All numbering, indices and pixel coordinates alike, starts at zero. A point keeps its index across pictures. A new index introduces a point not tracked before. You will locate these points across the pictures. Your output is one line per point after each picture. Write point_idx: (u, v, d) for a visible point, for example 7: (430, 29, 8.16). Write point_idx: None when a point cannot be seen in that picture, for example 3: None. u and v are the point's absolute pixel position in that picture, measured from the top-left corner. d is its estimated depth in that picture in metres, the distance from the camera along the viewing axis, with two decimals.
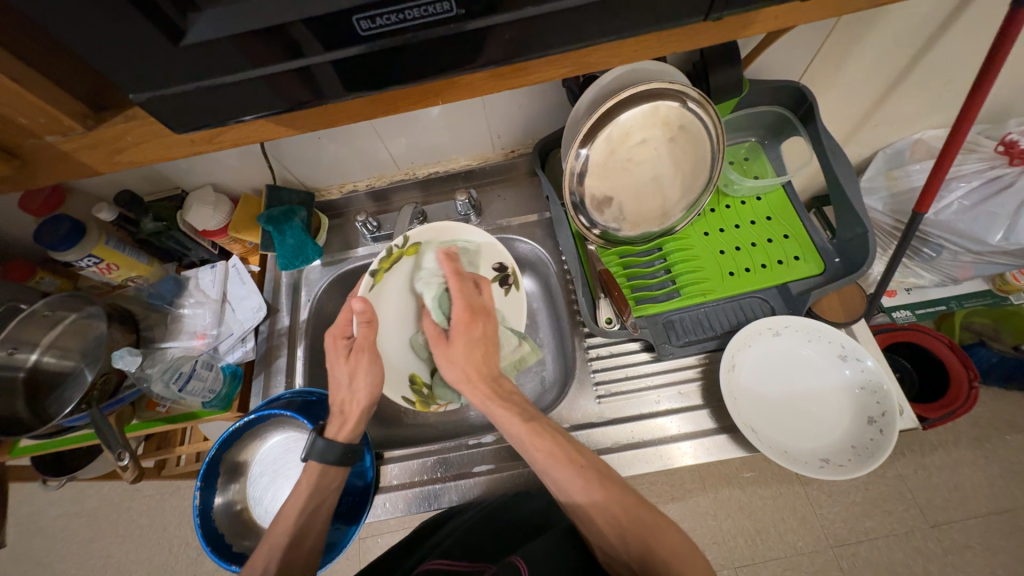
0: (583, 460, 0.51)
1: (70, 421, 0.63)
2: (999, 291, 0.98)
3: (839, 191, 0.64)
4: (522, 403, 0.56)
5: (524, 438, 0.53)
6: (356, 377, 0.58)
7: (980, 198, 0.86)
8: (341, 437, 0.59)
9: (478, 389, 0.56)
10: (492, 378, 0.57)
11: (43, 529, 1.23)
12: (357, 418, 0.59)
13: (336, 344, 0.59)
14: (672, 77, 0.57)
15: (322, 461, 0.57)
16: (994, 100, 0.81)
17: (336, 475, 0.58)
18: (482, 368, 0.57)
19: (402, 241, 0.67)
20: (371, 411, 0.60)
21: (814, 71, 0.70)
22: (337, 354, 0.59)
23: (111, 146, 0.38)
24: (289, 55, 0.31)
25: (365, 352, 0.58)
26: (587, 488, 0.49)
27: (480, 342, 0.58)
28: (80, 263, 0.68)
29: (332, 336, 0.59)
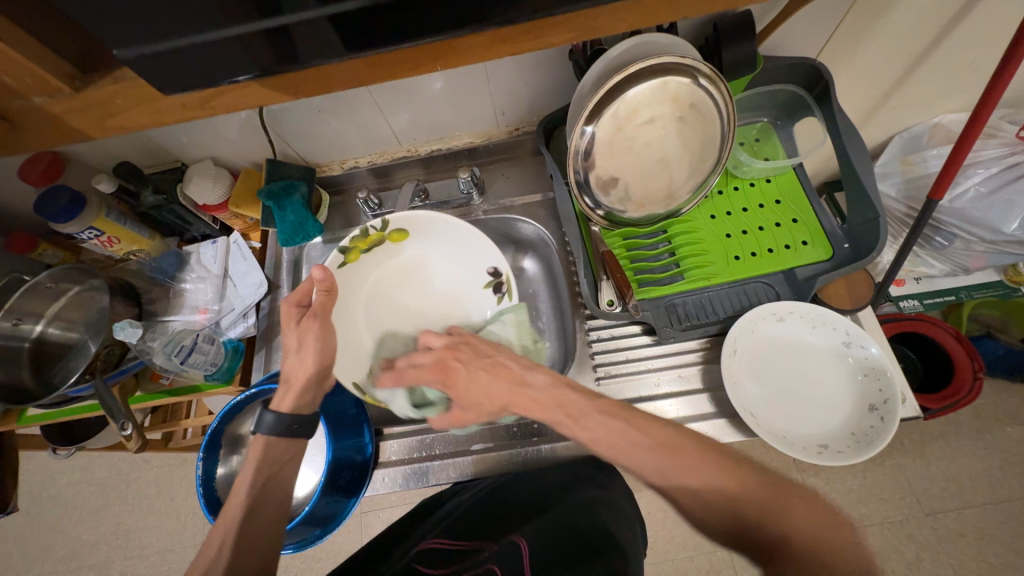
0: (651, 439, 0.46)
1: (75, 391, 0.64)
2: (1010, 282, 0.96)
3: (852, 174, 0.62)
4: (567, 400, 0.52)
5: (580, 438, 0.50)
6: (304, 342, 0.59)
7: (998, 186, 0.84)
8: (285, 406, 0.58)
9: (519, 400, 0.54)
10: (523, 384, 0.55)
11: (55, 496, 1.26)
12: (304, 388, 0.59)
13: (289, 310, 0.60)
14: (683, 51, 0.55)
15: (272, 433, 0.55)
16: (1019, 82, 0.78)
17: (286, 446, 0.56)
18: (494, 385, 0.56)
19: (379, 225, 0.68)
20: (318, 384, 0.61)
21: (832, 48, 0.67)
22: (290, 320, 0.61)
23: (100, 109, 0.37)
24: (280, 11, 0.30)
25: (318, 319, 0.60)
26: (662, 469, 0.44)
27: (478, 369, 0.58)
28: (81, 235, 0.67)
29: (287, 304, 0.61)
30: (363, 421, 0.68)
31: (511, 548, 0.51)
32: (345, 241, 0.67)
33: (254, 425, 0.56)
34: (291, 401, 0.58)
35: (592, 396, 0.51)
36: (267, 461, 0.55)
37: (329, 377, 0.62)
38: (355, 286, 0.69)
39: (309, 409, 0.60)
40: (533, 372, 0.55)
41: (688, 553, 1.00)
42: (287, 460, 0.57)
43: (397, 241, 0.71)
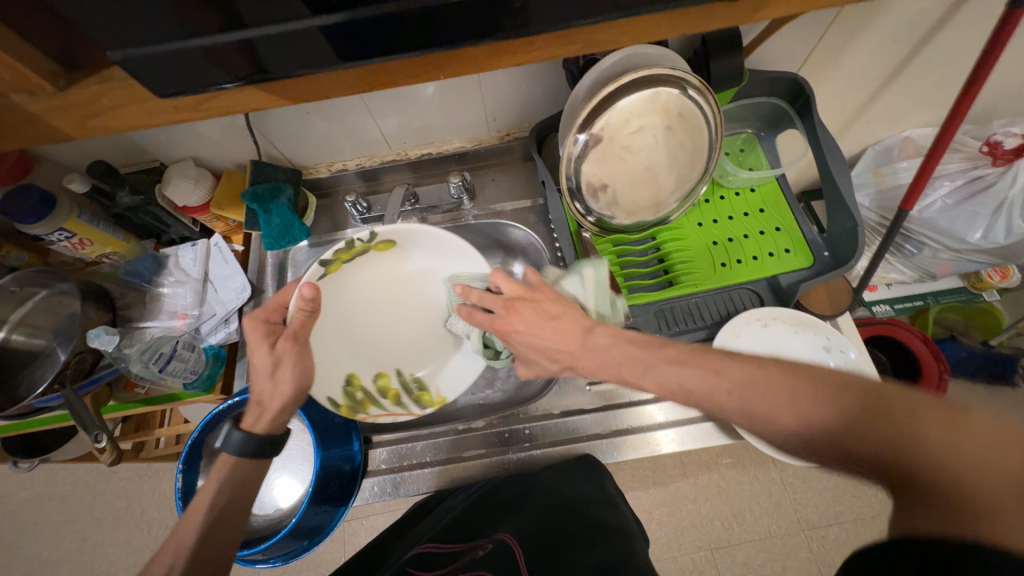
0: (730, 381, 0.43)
1: (42, 402, 0.61)
2: (974, 288, 1.03)
3: (831, 186, 0.64)
4: (632, 359, 0.48)
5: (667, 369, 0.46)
6: (279, 365, 0.54)
7: (963, 197, 0.88)
8: (260, 427, 0.54)
9: (585, 361, 0.51)
10: (587, 345, 0.50)
11: (15, 511, 1.19)
12: (276, 411, 0.54)
13: (256, 326, 0.55)
14: (673, 62, 0.56)
15: (239, 455, 0.52)
16: (982, 100, 0.83)
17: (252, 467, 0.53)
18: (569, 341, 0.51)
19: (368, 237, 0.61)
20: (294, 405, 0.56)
21: (811, 65, 0.70)
22: (259, 337, 0.54)
23: (83, 109, 0.35)
24: (278, 15, 0.30)
25: (295, 341, 0.54)
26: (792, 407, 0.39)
27: (542, 318, 0.52)
28: (50, 237, 0.64)
29: (254, 320, 0.56)
30: (352, 429, 0.66)
31: (503, 546, 0.52)
32: (327, 253, 0.60)
33: (222, 443, 0.53)
34: (265, 424, 0.54)
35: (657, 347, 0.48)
36: (234, 478, 0.52)
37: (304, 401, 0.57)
38: (332, 298, 0.64)
39: (282, 431, 0.55)
40: (593, 333, 0.51)
41: (673, 554, 1.01)
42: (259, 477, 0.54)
43: (383, 250, 0.65)
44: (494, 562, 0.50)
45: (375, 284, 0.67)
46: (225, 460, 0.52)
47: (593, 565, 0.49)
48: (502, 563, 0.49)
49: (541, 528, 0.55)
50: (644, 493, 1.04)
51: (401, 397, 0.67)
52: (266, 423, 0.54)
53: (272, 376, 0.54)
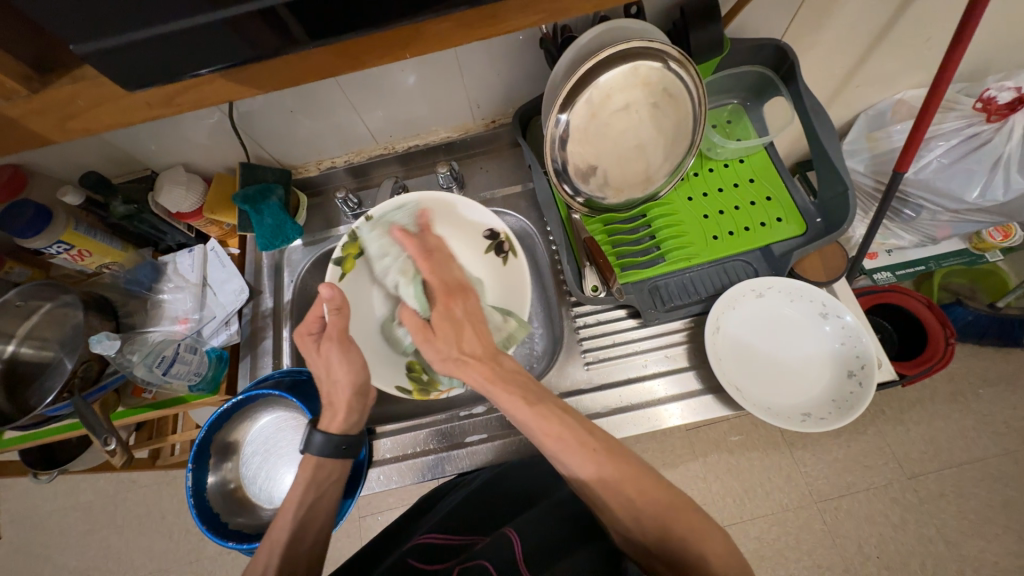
0: (598, 443, 0.48)
1: (53, 410, 0.62)
2: (976, 249, 1.02)
3: (820, 152, 0.64)
4: (529, 388, 0.51)
5: (531, 423, 0.48)
6: (331, 367, 0.58)
7: (959, 156, 0.86)
8: (335, 428, 0.60)
9: (483, 368, 0.52)
10: (495, 358, 0.53)
11: (40, 524, 1.23)
12: (348, 408, 0.60)
13: (303, 341, 0.59)
14: (652, 36, 0.55)
15: (322, 455, 0.58)
16: (975, 56, 0.81)
17: (331, 468, 0.58)
18: (472, 347, 0.54)
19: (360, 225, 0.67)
20: (360, 400, 0.61)
21: (795, 30, 0.69)
22: (309, 350, 0.60)
23: (60, 111, 0.36)
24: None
25: (333, 342, 0.58)
26: (598, 470, 0.46)
27: (463, 324, 0.55)
28: (49, 250, 0.65)
29: (299, 335, 0.59)
30: None
31: (502, 537, 0.50)
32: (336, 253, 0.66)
33: (304, 447, 0.58)
34: (340, 422, 0.59)
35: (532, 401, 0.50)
36: (314, 483, 0.57)
37: (368, 393, 0.61)
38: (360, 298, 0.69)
39: (355, 429, 0.61)
40: (504, 357, 0.54)
41: None
42: (335, 481, 0.59)
43: None
44: (491, 550, 0.48)
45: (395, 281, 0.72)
46: (306, 462, 0.58)
47: (596, 558, 0.44)
48: (500, 551, 0.47)
49: (551, 527, 0.50)
50: None
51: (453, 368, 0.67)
52: (343, 421, 0.60)
53: (331, 378, 0.59)
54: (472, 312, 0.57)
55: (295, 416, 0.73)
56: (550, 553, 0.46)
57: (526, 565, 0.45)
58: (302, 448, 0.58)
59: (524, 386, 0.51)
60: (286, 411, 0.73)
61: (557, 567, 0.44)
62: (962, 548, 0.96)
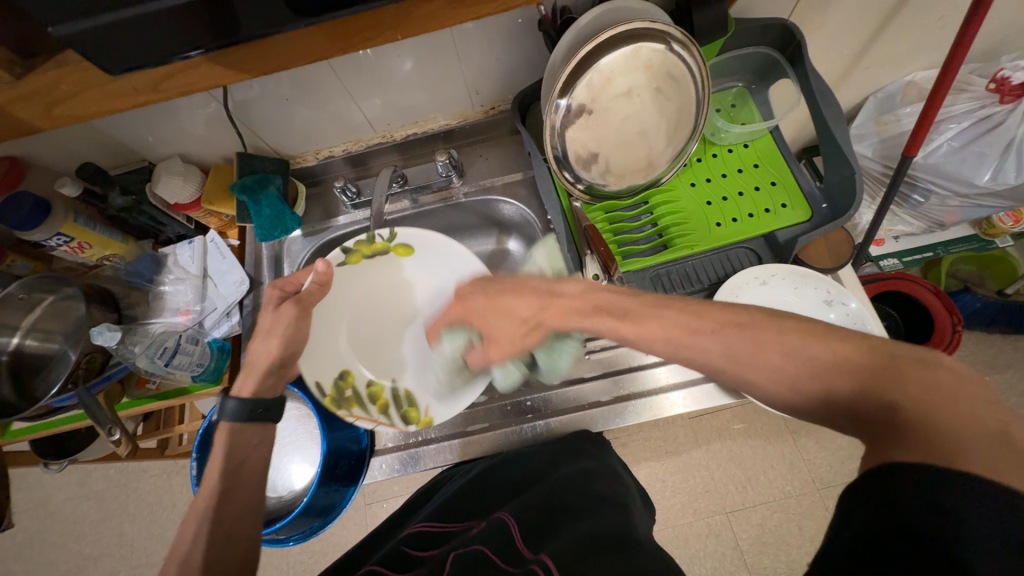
0: (714, 322, 0.42)
1: (59, 401, 0.63)
2: (985, 236, 1.03)
3: (827, 135, 0.62)
4: (606, 304, 0.49)
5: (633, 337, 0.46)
6: (273, 328, 0.59)
7: (970, 138, 0.84)
8: (245, 391, 0.57)
9: (554, 308, 0.51)
10: (555, 293, 0.52)
11: (54, 512, 1.25)
12: (263, 374, 0.58)
13: (271, 293, 0.60)
14: (654, 17, 0.54)
15: (236, 420, 0.54)
16: (988, 35, 0.78)
17: (253, 433, 0.55)
18: (520, 309, 0.53)
19: (387, 236, 0.70)
20: (279, 373, 0.60)
21: (803, 10, 0.66)
22: (269, 303, 0.60)
23: (46, 97, 0.35)
24: None
25: (296, 306, 0.60)
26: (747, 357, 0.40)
27: (498, 299, 0.54)
28: (49, 243, 0.65)
29: (273, 286, 0.60)
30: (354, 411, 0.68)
31: (499, 521, 0.50)
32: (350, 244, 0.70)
33: (217, 415, 0.55)
34: (251, 387, 0.57)
35: (634, 296, 0.48)
36: (236, 446, 0.54)
37: (289, 368, 0.61)
38: (343, 291, 0.71)
39: (271, 393, 0.59)
40: (563, 282, 0.53)
41: (688, 519, 1.02)
42: (261, 444, 0.56)
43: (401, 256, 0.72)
44: (487, 535, 0.47)
45: (384, 293, 0.75)
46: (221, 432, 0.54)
47: (590, 533, 0.46)
48: (496, 536, 0.47)
49: (544, 508, 0.51)
50: (655, 462, 1.06)
51: (388, 407, 0.68)
52: (259, 387, 0.58)
53: (266, 340, 0.59)
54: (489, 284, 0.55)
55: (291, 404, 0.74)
56: (548, 541, 0.46)
57: (523, 545, 0.46)
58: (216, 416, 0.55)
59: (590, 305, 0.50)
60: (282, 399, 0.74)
61: (554, 546, 0.44)
62: None
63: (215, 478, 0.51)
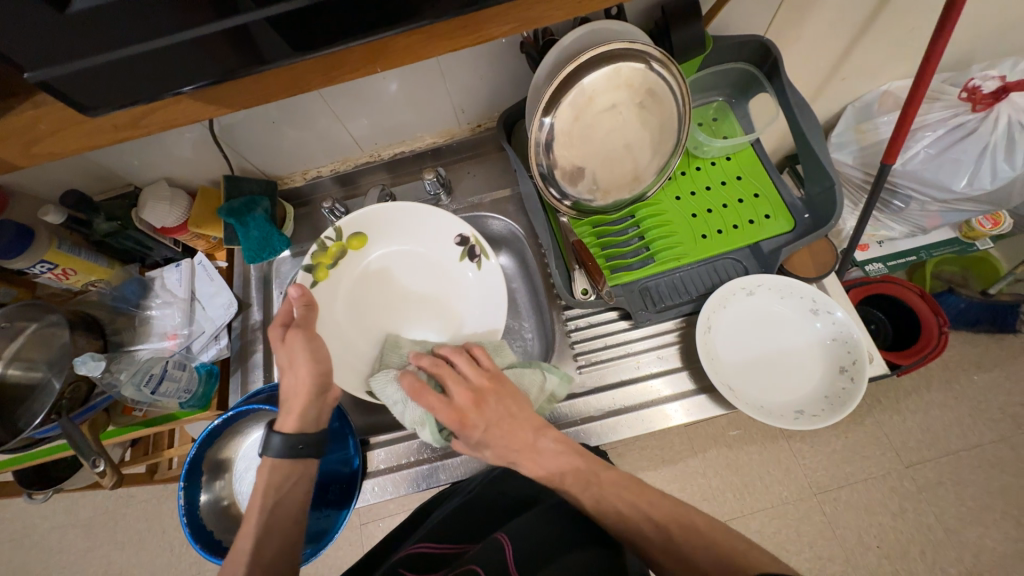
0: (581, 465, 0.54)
1: (41, 433, 0.62)
2: (966, 238, 1.03)
3: (807, 149, 0.63)
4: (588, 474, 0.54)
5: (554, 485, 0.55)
6: (294, 358, 0.58)
7: (946, 145, 0.86)
8: (290, 427, 0.57)
9: (526, 460, 0.55)
10: (533, 448, 0.55)
11: (39, 542, 1.22)
12: (305, 407, 0.58)
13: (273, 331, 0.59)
14: (633, 37, 0.55)
15: (280, 456, 0.56)
16: (958, 45, 0.81)
17: (289, 469, 0.56)
18: (522, 442, 0.55)
19: (333, 234, 0.68)
20: (319, 399, 0.59)
21: (778, 25, 0.68)
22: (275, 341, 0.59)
23: (24, 136, 0.35)
24: (189, 20, 0.30)
25: (301, 331, 0.59)
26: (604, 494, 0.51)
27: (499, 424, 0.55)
28: (32, 270, 0.64)
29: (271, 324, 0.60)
30: (347, 434, 0.67)
31: (494, 543, 0.49)
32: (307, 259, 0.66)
33: (264, 449, 0.56)
34: (295, 420, 0.57)
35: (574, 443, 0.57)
36: (273, 487, 0.55)
37: (328, 391, 0.60)
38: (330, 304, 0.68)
39: (315, 427, 0.59)
40: (543, 437, 0.56)
41: None
42: (298, 481, 0.57)
43: (358, 246, 0.71)
44: (482, 557, 0.47)
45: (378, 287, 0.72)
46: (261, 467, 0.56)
47: (585, 560, 0.46)
48: (491, 556, 0.47)
49: (540, 529, 0.50)
50: (653, 472, 1.05)
51: None
52: (300, 422, 0.58)
53: (294, 373, 0.58)
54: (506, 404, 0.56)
55: None
56: (541, 563, 0.45)
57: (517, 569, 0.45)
58: (262, 450, 0.56)
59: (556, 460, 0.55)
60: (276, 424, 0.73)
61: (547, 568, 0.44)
62: (962, 535, 0.97)
63: (257, 514, 0.54)
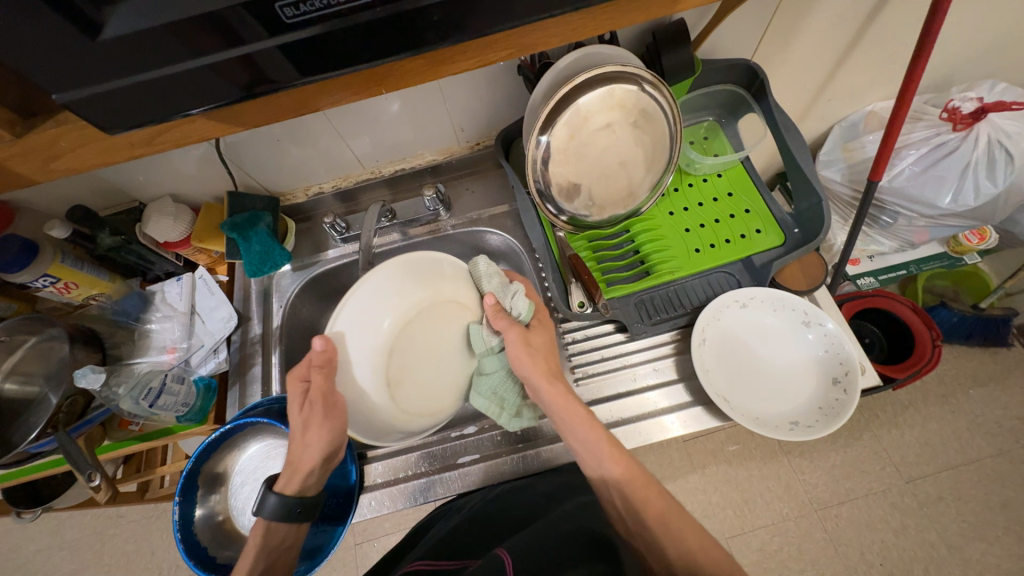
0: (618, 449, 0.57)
1: (36, 447, 0.61)
2: (954, 253, 1.05)
3: (795, 166, 0.66)
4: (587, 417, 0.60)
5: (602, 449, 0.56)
6: (307, 429, 0.57)
7: (929, 163, 0.89)
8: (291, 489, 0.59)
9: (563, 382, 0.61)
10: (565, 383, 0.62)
11: (24, 565, 1.18)
12: (307, 474, 0.59)
13: (294, 385, 0.58)
14: (626, 61, 0.58)
15: (274, 518, 0.56)
16: (937, 68, 0.84)
17: (286, 530, 0.57)
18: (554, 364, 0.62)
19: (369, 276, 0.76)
20: (324, 467, 0.60)
21: (765, 50, 0.71)
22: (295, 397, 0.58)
23: (44, 153, 0.37)
24: (203, 49, 0.31)
25: (319, 405, 0.56)
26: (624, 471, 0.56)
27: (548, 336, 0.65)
28: (34, 284, 0.65)
29: (292, 378, 0.58)
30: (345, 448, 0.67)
31: (496, 559, 0.47)
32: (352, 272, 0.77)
33: (256, 509, 0.56)
34: (298, 482, 0.59)
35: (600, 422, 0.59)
36: (266, 549, 0.55)
37: (334, 459, 0.60)
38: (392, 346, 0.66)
39: (313, 489, 0.60)
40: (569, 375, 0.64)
41: None
42: (289, 547, 0.57)
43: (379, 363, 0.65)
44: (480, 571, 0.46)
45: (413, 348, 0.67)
46: (257, 526, 0.55)
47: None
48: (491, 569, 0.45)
49: (540, 544, 0.49)
50: None
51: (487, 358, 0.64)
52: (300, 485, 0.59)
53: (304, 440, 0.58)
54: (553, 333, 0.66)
55: (281, 443, 0.72)
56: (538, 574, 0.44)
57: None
58: (256, 510, 0.56)
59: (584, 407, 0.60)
60: (273, 438, 0.72)
61: None
62: (966, 552, 0.96)
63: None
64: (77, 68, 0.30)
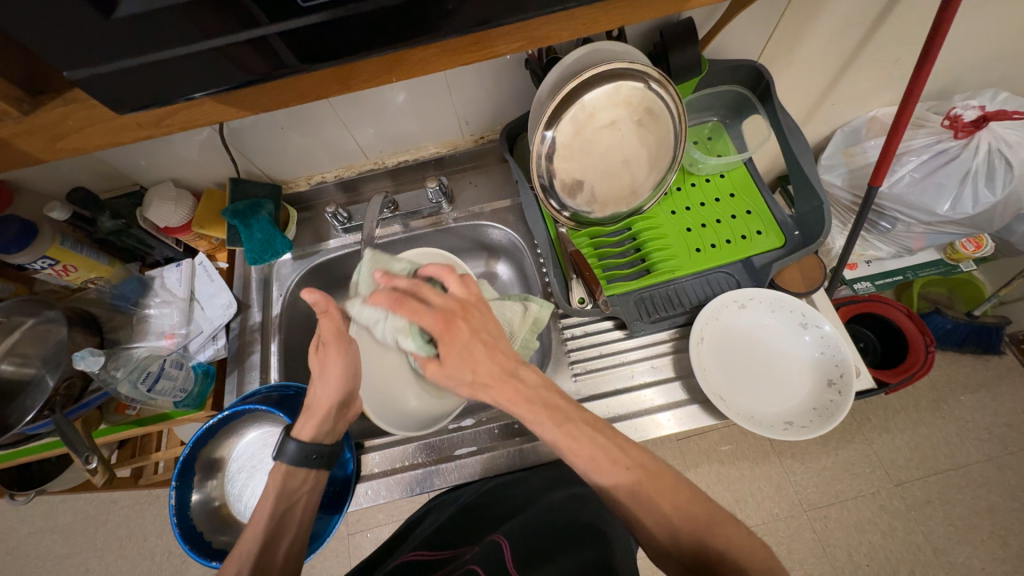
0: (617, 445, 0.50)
1: (33, 429, 0.61)
2: (951, 260, 1.05)
3: (797, 168, 0.66)
4: (554, 405, 0.51)
5: (561, 443, 0.49)
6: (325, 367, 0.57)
7: (929, 170, 0.89)
8: (307, 432, 0.58)
9: (510, 387, 0.50)
10: (514, 375, 0.51)
11: (16, 547, 1.19)
12: (326, 416, 0.59)
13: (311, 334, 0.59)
14: (633, 58, 0.58)
15: (293, 462, 0.57)
16: (941, 76, 0.85)
17: (303, 475, 0.58)
18: (485, 370, 0.50)
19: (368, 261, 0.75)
20: (342, 411, 0.60)
21: (771, 52, 0.71)
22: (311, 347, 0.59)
23: (50, 132, 0.36)
24: (213, 32, 0.31)
25: (331, 345, 0.57)
26: (608, 472, 0.48)
27: (477, 340, 0.51)
28: (33, 266, 0.65)
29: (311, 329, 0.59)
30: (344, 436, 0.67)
31: (493, 545, 0.50)
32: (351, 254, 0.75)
33: (277, 455, 0.58)
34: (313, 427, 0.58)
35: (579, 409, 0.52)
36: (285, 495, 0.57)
37: (350, 405, 0.61)
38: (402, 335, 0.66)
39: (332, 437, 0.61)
40: (526, 367, 0.52)
41: None
42: (308, 492, 0.59)
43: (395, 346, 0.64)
44: (481, 558, 0.48)
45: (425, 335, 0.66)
46: (277, 471, 0.57)
47: (581, 562, 0.45)
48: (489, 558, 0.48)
49: (537, 531, 0.51)
50: None
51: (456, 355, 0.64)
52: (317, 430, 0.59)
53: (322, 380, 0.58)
54: (476, 327, 0.52)
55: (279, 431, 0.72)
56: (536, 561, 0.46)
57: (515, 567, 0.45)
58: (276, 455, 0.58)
59: (543, 405, 0.50)
60: (271, 425, 0.73)
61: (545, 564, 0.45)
62: (951, 555, 0.97)
63: (264, 521, 0.55)
64: (90, 48, 0.30)
